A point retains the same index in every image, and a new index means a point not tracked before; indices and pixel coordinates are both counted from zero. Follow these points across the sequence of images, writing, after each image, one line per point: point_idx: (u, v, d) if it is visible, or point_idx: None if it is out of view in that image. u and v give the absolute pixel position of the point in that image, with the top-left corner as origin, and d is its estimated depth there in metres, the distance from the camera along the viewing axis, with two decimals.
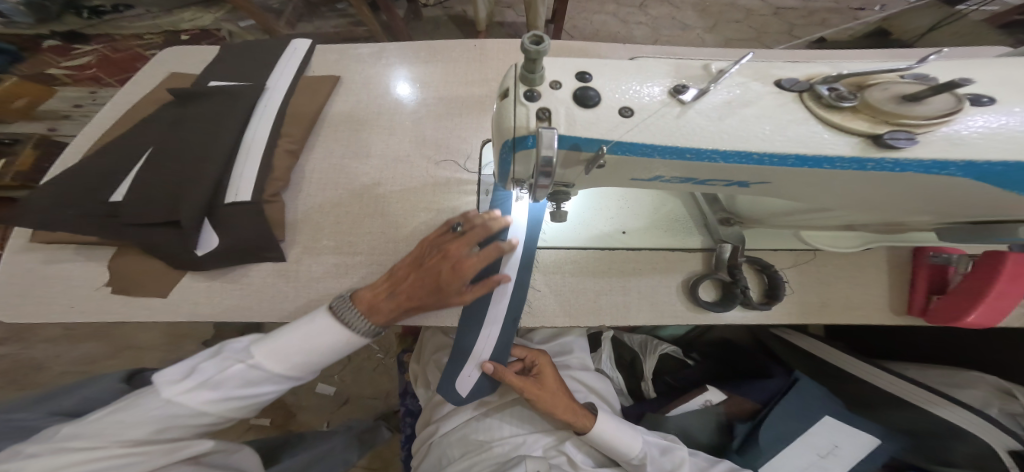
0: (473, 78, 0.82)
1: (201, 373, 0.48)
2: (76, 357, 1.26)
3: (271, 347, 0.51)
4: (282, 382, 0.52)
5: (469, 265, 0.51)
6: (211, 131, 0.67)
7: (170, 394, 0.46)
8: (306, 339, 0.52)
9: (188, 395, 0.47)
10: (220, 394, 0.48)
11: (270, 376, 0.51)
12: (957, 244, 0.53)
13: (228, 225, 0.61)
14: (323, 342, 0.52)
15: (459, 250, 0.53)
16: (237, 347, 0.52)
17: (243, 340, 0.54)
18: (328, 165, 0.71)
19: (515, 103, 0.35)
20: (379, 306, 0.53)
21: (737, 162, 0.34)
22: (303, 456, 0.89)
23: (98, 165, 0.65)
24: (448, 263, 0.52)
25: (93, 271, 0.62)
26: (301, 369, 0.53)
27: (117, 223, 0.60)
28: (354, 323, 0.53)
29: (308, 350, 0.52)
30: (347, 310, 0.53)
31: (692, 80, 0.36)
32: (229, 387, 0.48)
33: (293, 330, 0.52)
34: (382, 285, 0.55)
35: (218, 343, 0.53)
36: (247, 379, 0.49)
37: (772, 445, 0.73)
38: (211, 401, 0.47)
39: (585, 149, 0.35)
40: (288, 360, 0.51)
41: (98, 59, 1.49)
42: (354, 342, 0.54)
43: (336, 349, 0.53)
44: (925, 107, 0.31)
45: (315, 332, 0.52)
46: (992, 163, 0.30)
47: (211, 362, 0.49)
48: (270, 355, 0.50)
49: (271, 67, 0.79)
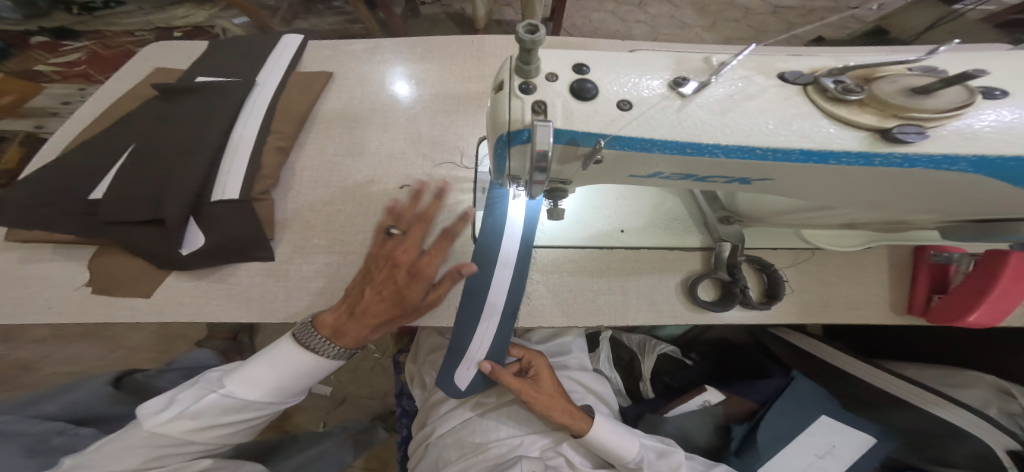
0: (469, 75, 0.80)
1: (179, 403, 0.51)
2: (64, 358, 1.24)
3: (242, 375, 0.54)
4: (259, 409, 0.56)
5: (426, 263, 0.49)
6: (197, 128, 0.65)
7: (150, 424, 0.49)
8: (272, 366, 0.55)
9: (169, 424, 0.50)
10: (199, 423, 0.51)
11: (247, 403, 0.54)
12: (965, 242, 0.50)
13: (215, 224, 0.60)
14: (291, 367, 0.55)
15: (407, 252, 0.50)
16: (214, 376, 0.56)
17: (219, 371, 0.58)
18: (319, 162, 0.70)
19: (510, 95, 0.33)
20: (345, 330, 0.54)
21: (739, 158, 0.32)
22: (296, 458, 0.88)
23: (81, 161, 0.64)
24: (401, 268, 0.50)
25: (76, 271, 0.61)
26: (274, 397, 0.56)
27: (99, 221, 0.59)
28: (321, 348, 0.55)
29: (277, 377, 0.55)
30: (312, 336, 0.55)
31: (692, 72, 0.34)
32: (208, 415, 0.52)
33: (261, 359, 0.55)
34: (342, 308, 0.55)
35: (197, 375, 0.57)
36: (224, 408, 0.53)
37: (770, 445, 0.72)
38: (192, 431, 0.51)
39: (582, 144, 0.34)
40: (260, 387, 0.54)
41: (88, 55, 1.47)
42: (321, 365, 0.57)
43: (303, 374, 0.56)
44: (935, 101, 0.30)
45: (280, 360, 0.55)
46: (1004, 158, 0.29)
47: (188, 392, 0.52)
48: (240, 383, 0.54)
49: (262, 63, 0.78)
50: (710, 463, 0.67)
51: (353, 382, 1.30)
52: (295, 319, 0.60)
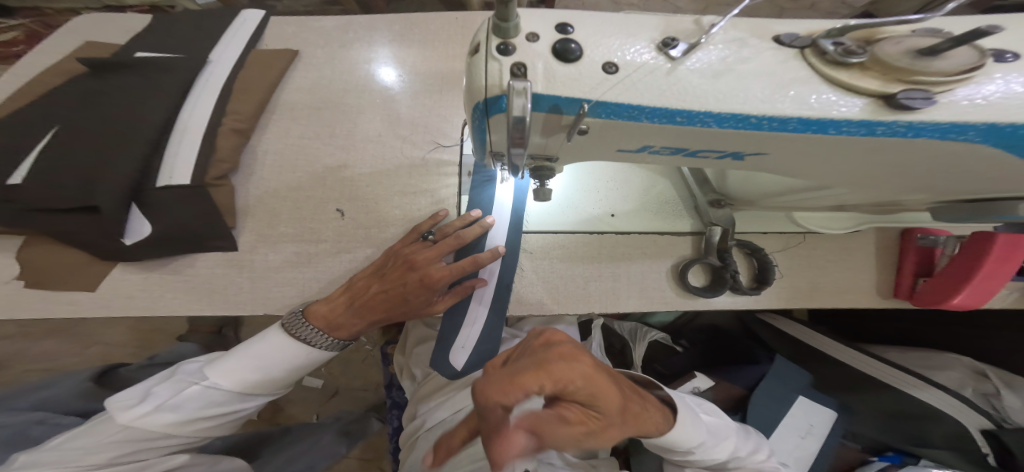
0: (452, 53, 0.75)
1: (156, 396, 0.49)
2: (26, 358, 1.18)
3: (225, 366, 0.52)
4: (243, 400, 0.54)
5: (439, 278, 0.51)
6: (138, 107, 0.59)
7: (126, 419, 0.47)
8: (258, 358, 0.53)
9: (148, 418, 0.48)
10: (180, 415, 0.49)
11: (232, 394, 0.53)
12: (954, 223, 0.47)
13: (164, 211, 0.55)
14: (280, 359, 0.54)
15: (428, 260, 0.51)
16: (191, 368, 0.54)
17: (196, 362, 0.55)
18: (286, 145, 0.65)
19: (487, 57, 0.30)
20: (342, 323, 0.53)
21: (732, 127, 0.30)
22: (271, 455, 0.85)
23: (10, 142, 0.58)
24: (416, 275, 0.51)
25: (9, 263, 0.56)
26: (260, 389, 0.54)
27: (21, 209, 0.53)
28: (314, 339, 0.53)
29: (263, 368, 0.53)
30: (303, 327, 0.53)
31: (683, 34, 0.31)
32: (189, 408, 0.50)
33: (247, 350, 0.54)
34: (338, 299, 0.54)
35: (172, 365, 0.55)
36: (206, 401, 0.51)
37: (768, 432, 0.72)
38: (173, 424, 0.49)
39: (566, 112, 0.31)
40: (245, 380, 0.53)
41: (28, 35, 1.37)
42: (314, 355, 0.56)
43: (295, 365, 0.55)
44: (944, 62, 0.27)
45: (268, 353, 0.53)
46: (1012, 126, 0.27)
47: (165, 385, 0.51)
48: (225, 374, 0.52)
49: (216, 40, 0.72)
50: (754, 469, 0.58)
51: (341, 374, 1.26)
52: (262, 311, 0.57)
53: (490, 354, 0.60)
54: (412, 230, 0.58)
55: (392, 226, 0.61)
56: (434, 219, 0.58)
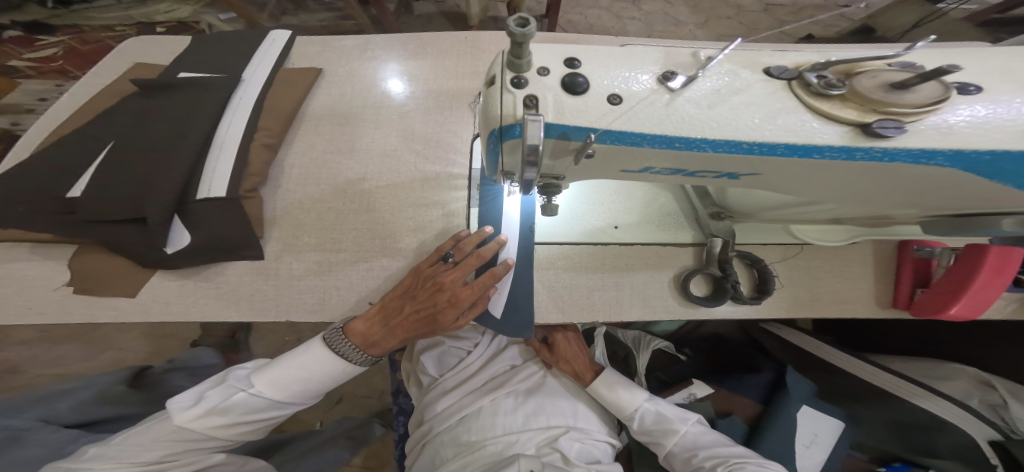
0: (463, 71, 0.79)
1: (208, 399, 0.52)
2: (53, 360, 1.21)
3: (270, 377, 0.55)
4: (279, 408, 0.57)
5: (466, 296, 0.53)
6: (178, 125, 0.64)
7: (182, 419, 0.51)
8: (300, 369, 0.56)
9: (199, 419, 0.51)
10: (226, 419, 0.53)
11: (271, 402, 0.56)
12: (941, 237, 0.49)
13: (199, 223, 0.59)
14: (319, 371, 0.57)
15: (454, 281, 0.54)
16: (241, 374, 0.57)
17: (245, 368, 0.58)
18: (309, 159, 0.69)
19: (502, 90, 0.33)
20: (376, 340, 0.56)
21: (726, 152, 0.33)
22: (287, 461, 0.87)
23: (56, 158, 0.62)
24: (444, 295, 0.54)
25: (57, 271, 0.60)
26: (296, 399, 0.57)
27: (72, 219, 0.58)
28: (348, 355, 0.57)
29: (305, 380, 0.57)
30: (341, 343, 0.57)
31: (680, 67, 0.34)
32: (234, 413, 0.53)
33: (287, 362, 0.56)
34: (374, 319, 0.57)
35: (222, 371, 0.58)
36: (248, 408, 0.54)
37: (777, 447, 0.71)
38: (217, 427, 0.52)
39: (574, 139, 0.34)
40: (284, 389, 0.56)
41: (65, 50, 1.44)
42: (348, 371, 0.59)
43: (331, 378, 0.59)
44: (913, 95, 0.30)
45: (312, 365, 0.57)
46: (979, 151, 0.30)
47: (217, 389, 0.54)
48: (269, 384, 0.55)
49: (247, 60, 0.76)
50: (691, 445, 0.65)
51: (349, 382, 1.29)
52: (285, 318, 0.60)
53: (525, 321, 0.62)
54: (435, 251, 0.60)
55: (407, 237, 0.64)
56: (454, 239, 0.60)
